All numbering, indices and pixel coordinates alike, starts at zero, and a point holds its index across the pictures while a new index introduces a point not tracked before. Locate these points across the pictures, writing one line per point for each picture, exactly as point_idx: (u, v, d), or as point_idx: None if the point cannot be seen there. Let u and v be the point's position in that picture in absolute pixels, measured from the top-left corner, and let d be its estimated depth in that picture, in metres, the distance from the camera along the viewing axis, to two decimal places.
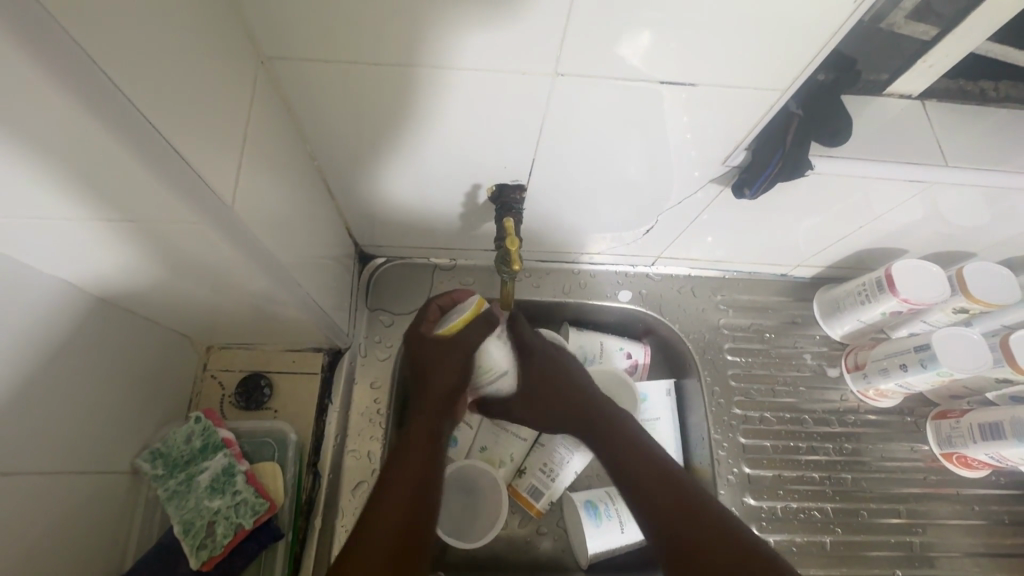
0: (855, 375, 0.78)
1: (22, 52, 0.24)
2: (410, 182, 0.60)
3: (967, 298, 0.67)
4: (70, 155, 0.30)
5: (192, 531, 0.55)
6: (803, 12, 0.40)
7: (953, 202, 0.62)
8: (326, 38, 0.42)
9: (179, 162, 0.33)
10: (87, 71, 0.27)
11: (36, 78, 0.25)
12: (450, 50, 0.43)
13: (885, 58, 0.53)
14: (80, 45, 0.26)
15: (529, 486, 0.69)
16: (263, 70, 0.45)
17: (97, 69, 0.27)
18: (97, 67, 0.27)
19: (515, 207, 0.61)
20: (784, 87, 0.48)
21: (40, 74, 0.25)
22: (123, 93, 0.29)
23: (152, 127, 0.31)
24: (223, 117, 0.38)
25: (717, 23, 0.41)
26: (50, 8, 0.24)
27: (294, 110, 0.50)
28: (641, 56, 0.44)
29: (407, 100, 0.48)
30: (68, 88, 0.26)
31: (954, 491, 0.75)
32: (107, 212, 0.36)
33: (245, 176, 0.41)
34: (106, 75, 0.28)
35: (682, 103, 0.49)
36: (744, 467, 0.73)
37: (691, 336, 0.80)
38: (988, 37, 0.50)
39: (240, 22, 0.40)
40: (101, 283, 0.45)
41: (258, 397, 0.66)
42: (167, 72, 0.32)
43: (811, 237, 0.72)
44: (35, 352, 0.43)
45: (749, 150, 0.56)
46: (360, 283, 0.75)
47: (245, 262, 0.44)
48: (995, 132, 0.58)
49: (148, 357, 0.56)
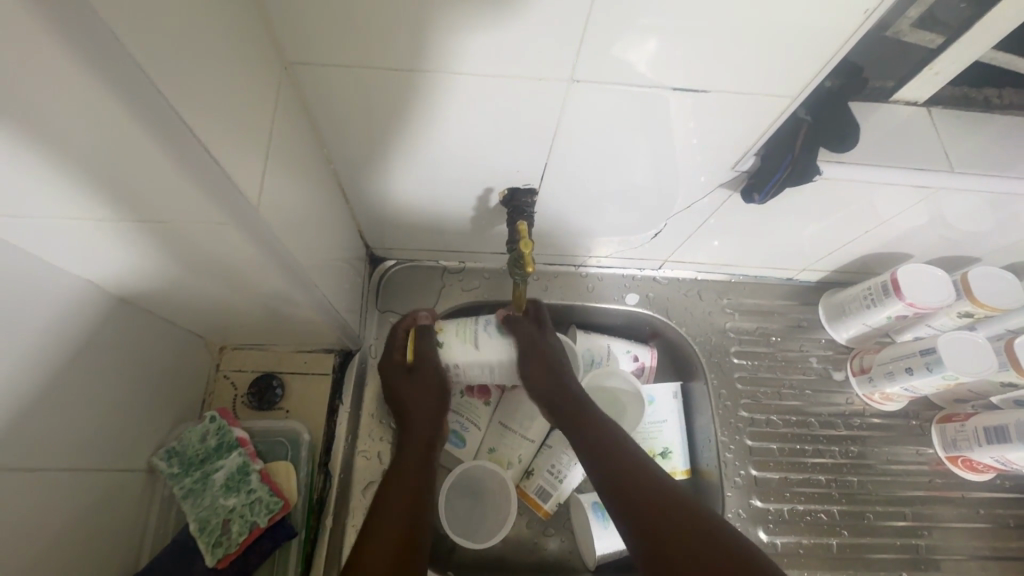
0: (861, 378, 0.78)
1: (69, 53, 0.25)
2: (423, 185, 0.61)
3: (972, 302, 0.68)
4: (104, 149, 0.31)
5: (208, 529, 0.55)
6: (815, 21, 0.41)
7: (959, 208, 0.63)
8: (349, 44, 0.43)
9: (207, 159, 0.34)
10: (126, 67, 0.27)
11: (81, 80, 0.26)
12: (468, 56, 0.44)
13: (893, 66, 0.54)
14: (122, 41, 0.26)
15: (537, 487, 0.70)
16: (286, 75, 0.45)
17: (136, 65, 0.28)
18: (135, 62, 0.27)
19: (527, 211, 0.62)
20: (794, 94, 0.48)
21: (84, 75, 0.26)
22: (161, 91, 0.29)
23: (190, 130, 0.32)
24: (248, 120, 0.39)
25: (729, 31, 0.42)
26: (102, 14, 0.25)
27: (314, 114, 0.51)
28: (652, 63, 0.45)
29: (424, 105, 0.49)
30: (110, 88, 0.27)
31: (960, 495, 0.76)
32: (136, 212, 0.37)
33: (268, 178, 0.42)
34: (150, 80, 0.29)
35: (693, 110, 0.50)
36: (751, 469, 0.74)
37: (698, 339, 0.80)
38: (993, 46, 0.51)
39: (265, 28, 0.41)
40: (123, 282, 0.46)
41: (270, 397, 0.66)
42: (200, 77, 0.33)
43: (817, 242, 0.72)
44: (58, 350, 0.43)
45: (758, 156, 0.57)
46: (370, 285, 0.76)
47: (264, 262, 0.45)
48: (1000, 139, 0.59)
49: (164, 356, 0.56)
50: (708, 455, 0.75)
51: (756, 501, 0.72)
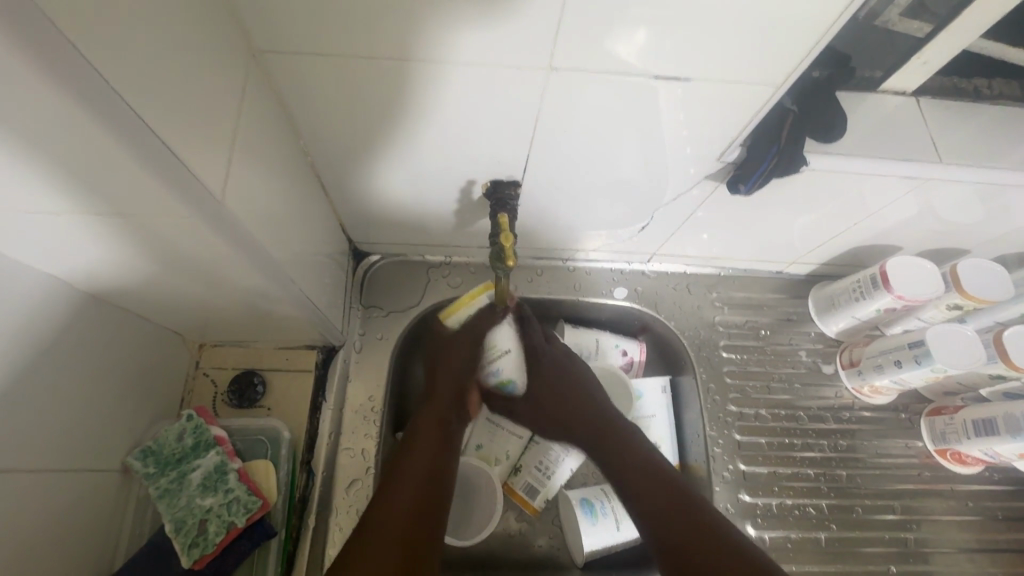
0: (850, 371, 0.78)
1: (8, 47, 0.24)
2: (404, 177, 0.60)
3: (960, 294, 0.68)
4: (48, 136, 0.29)
5: (183, 529, 0.54)
6: (797, 9, 0.40)
7: (948, 199, 0.62)
8: (319, 31, 0.42)
9: (162, 150, 0.32)
10: (77, 61, 0.26)
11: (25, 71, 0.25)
12: (444, 44, 0.43)
13: (877, 54, 0.53)
14: (59, 26, 0.25)
15: (525, 484, 0.69)
16: (256, 64, 0.44)
17: (86, 59, 0.27)
18: (72, 44, 0.26)
19: (509, 203, 0.61)
20: (778, 83, 0.47)
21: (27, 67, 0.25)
22: (115, 90, 0.28)
23: (148, 128, 0.31)
24: (214, 111, 0.37)
25: (710, 21, 0.41)
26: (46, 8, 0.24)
27: (287, 105, 0.49)
28: (636, 52, 0.44)
29: (401, 97, 0.48)
30: (60, 83, 0.26)
31: (949, 487, 0.76)
32: (98, 208, 0.35)
33: (237, 171, 0.41)
34: (103, 77, 0.28)
35: (677, 100, 0.49)
36: (740, 464, 0.73)
37: (687, 333, 0.79)
38: (981, 34, 0.51)
39: (233, 15, 0.40)
40: (93, 279, 0.45)
41: (251, 394, 0.65)
42: (158, 62, 0.32)
43: (806, 234, 0.72)
44: (27, 348, 0.42)
45: (744, 146, 0.56)
46: (354, 279, 0.75)
47: (238, 256, 0.44)
48: (989, 128, 0.59)
49: (139, 355, 0.55)
50: (697, 450, 0.74)
51: (744, 495, 0.72)
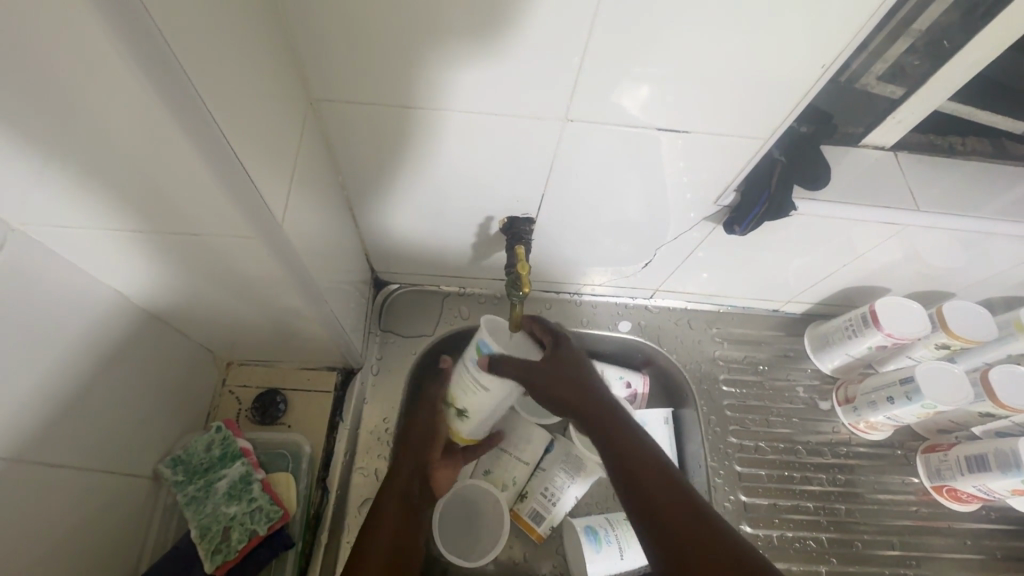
0: (846, 408, 0.81)
1: (149, 95, 0.30)
2: (429, 212, 0.65)
3: (947, 334, 0.72)
4: (150, 163, 0.34)
5: (208, 535, 0.57)
6: (782, 74, 0.46)
7: (929, 244, 0.67)
8: (370, 86, 0.48)
9: (248, 184, 0.37)
10: (198, 110, 0.32)
11: (158, 114, 0.31)
12: (475, 97, 0.49)
13: (857, 113, 0.60)
14: (194, 87, 0.31)
15: (530, 510, 0.71)
16: (311, 111, 0.51)
17: (205, 109, 0.32)
18: (201, 101, 0.32)
19: (526, 238, 0.66)
20: (766, 136, 0.53)
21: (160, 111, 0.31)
22: (222, 134, 0.34)
23: (241, 167, 0.36)
24: (281, 150, 0.43)
25: (708, 83, 0.47)
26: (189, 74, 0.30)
27: (333, 147, 0.55)
28: (641, 106, 0.50)
29: (432, 140, 0.54)
30: (186, 126, 0.32)
31: (947, 525, 0.77)
32: (173, 227, 0.40)
33: (292, 200, 0.46)
34: (216, 125, 0.33)
35: (678, 149, 0.55)
36: (740, 496, 0.75)
37: (688, 365, 0.83)
38: (948, 97, 0.57)
39: (297, 68, 0.47)
40: (149, 294, 0.49)
41: (273, 412, 0.68)
42: (251, 111, 0.38)
43: (800, 274, 0.76)
44: (92, 356, 0.47)
45: (738, 192, 0.62)
46: (374, 306, 0.79)
47: (284, 278, 0.49)
48: (963, 181, 0.64)
49: (177, 368, 0.59)
50: (699, 480, 0.76)
51: (745, 526, 0.73)
